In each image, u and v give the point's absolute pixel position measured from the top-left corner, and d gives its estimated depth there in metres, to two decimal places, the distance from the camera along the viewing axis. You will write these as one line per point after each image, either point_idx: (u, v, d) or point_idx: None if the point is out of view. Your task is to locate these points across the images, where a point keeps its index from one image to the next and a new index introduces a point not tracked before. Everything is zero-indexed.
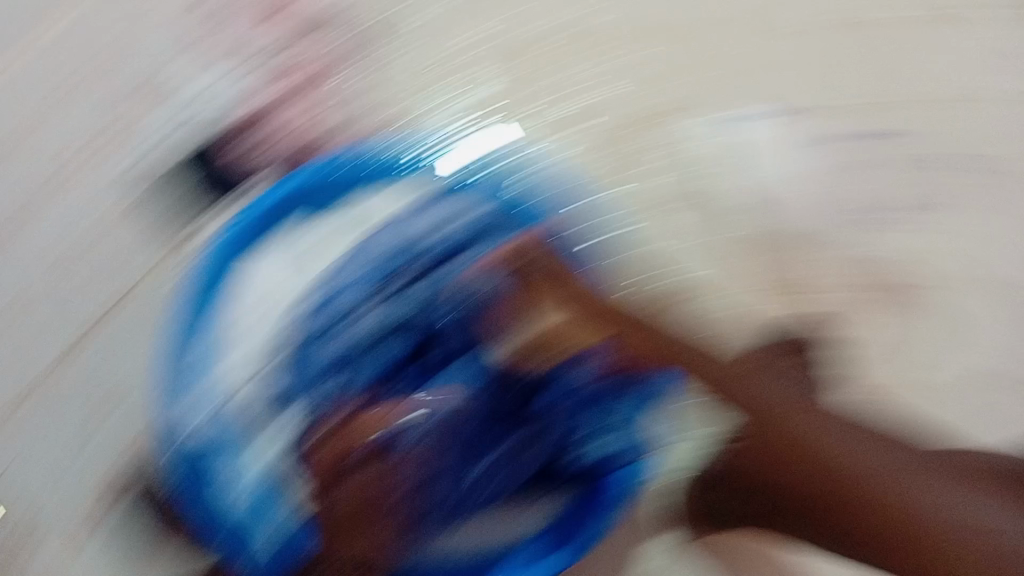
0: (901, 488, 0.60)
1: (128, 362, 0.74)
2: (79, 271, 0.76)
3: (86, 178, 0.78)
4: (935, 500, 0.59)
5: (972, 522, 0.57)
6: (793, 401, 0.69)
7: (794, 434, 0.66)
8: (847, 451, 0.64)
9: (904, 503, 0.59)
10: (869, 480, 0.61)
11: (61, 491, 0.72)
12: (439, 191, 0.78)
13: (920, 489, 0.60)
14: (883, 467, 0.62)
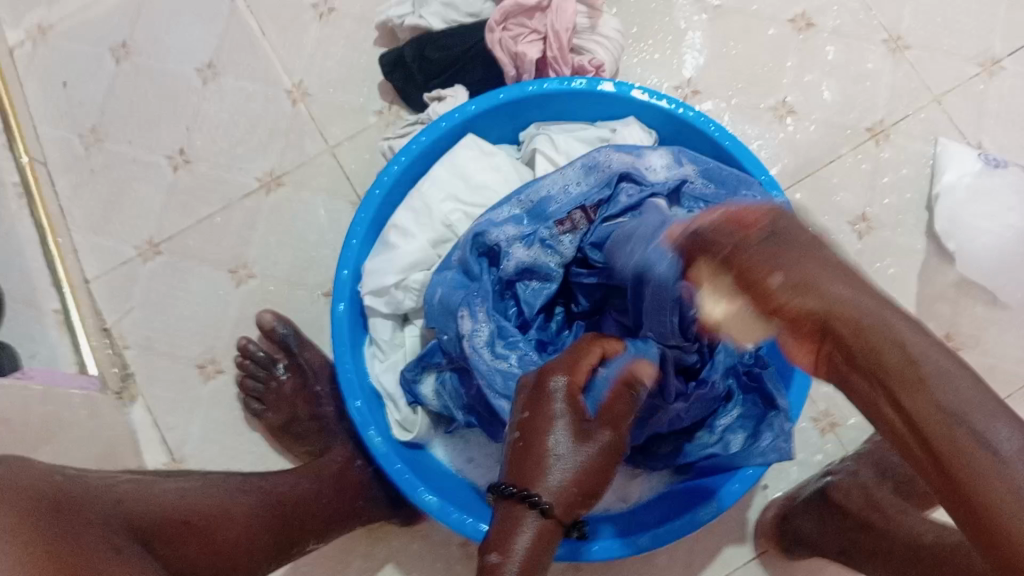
0: (931, 394, 0.39)
1: (298, 293, 0.88)
2: (248, 219, 0.89)
3: (269, 141, 0.91)
4: (979, 408, 0.38)
5: (984, 448, 0.37)
6: (861, 307, 0.43)
7: (857, 346, 0.42)
8: (925, 352, 0.40)
9: (937, 403, 0.39)
10: (907, 382, 0.40)
11: (205, 404, 0.86)
12: (593, 158, 0.71)
13: (955, 410, 0.38)
14: (954, 393, 0.39)
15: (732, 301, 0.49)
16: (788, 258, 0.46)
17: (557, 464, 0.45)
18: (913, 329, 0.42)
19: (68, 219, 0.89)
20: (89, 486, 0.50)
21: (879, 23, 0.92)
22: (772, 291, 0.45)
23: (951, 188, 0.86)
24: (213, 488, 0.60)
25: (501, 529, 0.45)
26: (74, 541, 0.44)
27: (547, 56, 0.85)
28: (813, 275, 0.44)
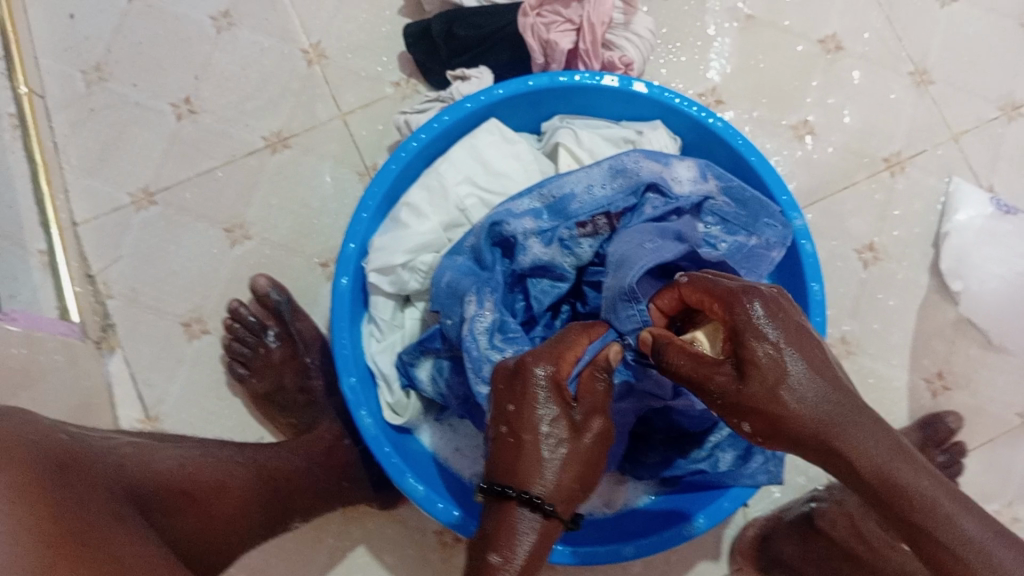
0: (907, 502, 0.42)
1: (294, 258, 0.85)
2: (249, 178, 0.86)
3: (278, 100, 0.88)
4: (948, 514, 0.42)
5: (962, 540, 0.41)
6: (826, 416, 0.44)
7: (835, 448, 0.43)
8: (894, 466, 0.43)
9: (925, 528, 0.42)
10: (902, 505, 0.42)
11: (188, 364, 0.83)
12: (615, 167, 0.70)
13: (919, 514, 0.42)
14: (919, 488, 0.42)
15: (740, 387, 0.45)
16: (769, 380, 0.44)
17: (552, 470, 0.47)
18: (872, 429, 0.44)
19: (61, 157, 0.86)
20: (100, 449, 0.53)
21: (907, 54, 0.91)
22: (739, 393, 0.45)
23: (963, 226, 0.87)
24: (212, 459, 0.62)
25: (496, 526, 0.47)
26: (87, 503, 0.46)
27: (578, 48, 0.83)
28: (782, 404, 0.44)
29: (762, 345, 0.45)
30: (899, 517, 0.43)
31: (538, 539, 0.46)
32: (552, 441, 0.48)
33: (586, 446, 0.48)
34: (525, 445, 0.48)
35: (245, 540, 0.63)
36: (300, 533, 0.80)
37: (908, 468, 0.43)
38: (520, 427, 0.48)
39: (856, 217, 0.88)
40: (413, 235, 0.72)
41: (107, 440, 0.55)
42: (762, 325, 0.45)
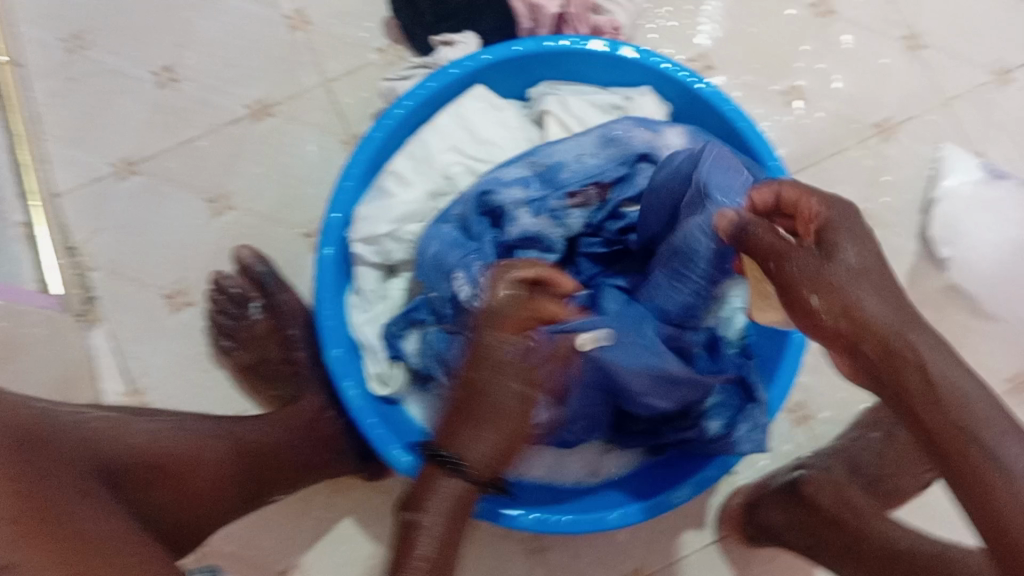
0: (956, 414, 0.41)
1: (279, 228, 0.84)
2: (232, 147, 0.85)
3: (261, 67, 0.86)
4: (995, 432, 0.41)
5: (1002, 465, 0.40)
6: (886, 321, 0.42)
7: (887, 352, 0.42)
8: (955, 377, 0.41)
9: (977, 438, 0.40)
10: (952, 416, 0.41)
11: (172, 336, 0.82)
12: (607, 137, 0.69)
13: (970, 426, 0.41)
14: (968, 408, 0.41)
15: (818, 282, 0.43)
16: (838, 271, 0.43)
17: (485, 443, 0.55)
18: (936, 344, 0.42)
19: (41, 126, 0.84)
20: (69, 423, 0.52)
21: (900, 18, 0.90)
22: (807, 277, 0.44)
23: (953, 192, 0.86)
24: (188, 432, 0.62)
25: (421, 489, 0.57)
26: (51, 477, 0.45)
27: (566, 12, 0.82)
28: (848, 294, 0.43)
29: (858, 254, 0.44)
30: (953, 440, 0.41)
31: (454, 502, 0.56)
32: (490, 414, 0.55)
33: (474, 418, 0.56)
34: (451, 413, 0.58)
35: (222, 514, 0.63)
36: (288, 506, 0.79)
37: (952, 395, 0.41)
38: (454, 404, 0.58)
39: (846, 184, 0.87)
40: (399, 204, 0.71)
41: (77, 414, 0.54)
42: (846, 237, 0.44)
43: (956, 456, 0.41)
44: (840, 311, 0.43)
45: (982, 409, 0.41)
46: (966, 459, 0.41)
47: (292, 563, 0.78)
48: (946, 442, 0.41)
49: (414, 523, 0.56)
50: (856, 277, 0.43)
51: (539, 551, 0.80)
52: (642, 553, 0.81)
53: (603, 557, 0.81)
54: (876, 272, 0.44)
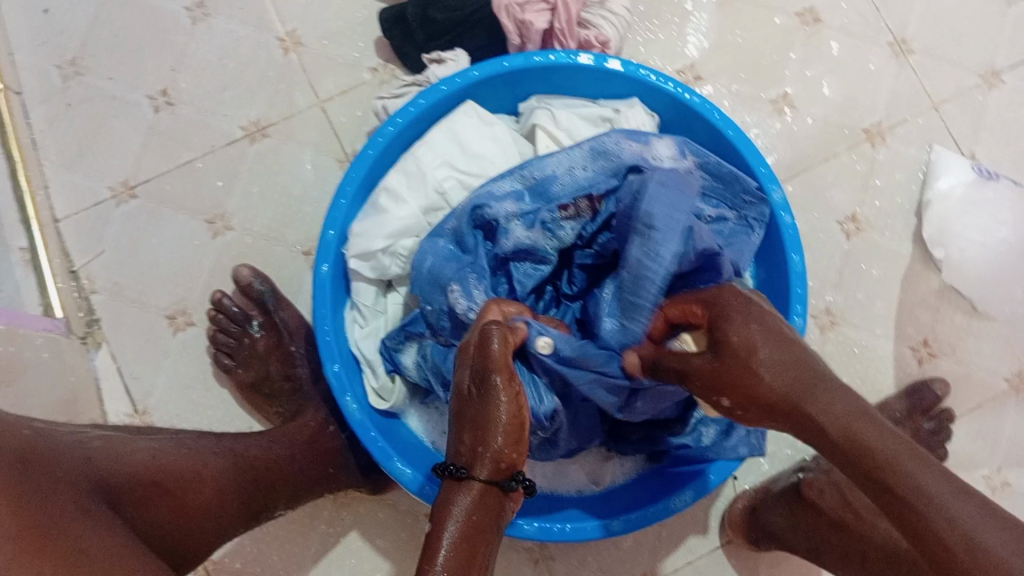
0: (867, 459, 0.42)
1: (277, 247, 0.85)
2: (228, 168, 0.86)
3: (255, 89, 0.87)
4: (909, 470, 0.41)
5: (924, 495, 0.40)
6: (785, 389, 0.45)
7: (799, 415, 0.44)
8: (870, 435, 0.43)
9: (889, 484, 0.41)
10: (867, 462, 0.42)
11: (174, 356, 0.83)
12: (596, 149, 0.70)
13: (889, 468, 0.41)
14: (882, 447, 0.42)
15: (721, 360, 0.47)
16: (740, 346, 0.46)
17: (493, 427, 0.49)
18: (837, 398, 0.44)
19: (40, 152, 0.85)
20: (68, 443, 0.53)
21: (886, 24, 0.91)
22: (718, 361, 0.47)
23: (944, 195, 0.87)
24: (187, 449, 0.62)
25: (443, 502, 0.48)
26: (49, 497, 0.46)
27: (553, 27, 0.82)
28: (751, 369, 0.46)
29: (751, 326, 0.47)
30: (878, 481, 0.42)
31: (473, 510, 0.47)
32: (487, 394, 0.49)
33: (484, 412, 0.49)
34: (459, 419, 0.50)
35: (223, 530, 0.63)
36: (291, 521, 0.80)
37: (869, 434, 0.43)
38: (459, 410, 0.51)
39: (837, 189, 0.88)
40: (394, 219, 0.72)
41: (76, 434, 0.55)
42: (737, 318, 0.48)
43: (888, 496, 0.41)
44: (746, 384, 0.46)
45: (890, 444, 0.42)
46: (902, 490, 0.41)
47: None
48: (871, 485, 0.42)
49: (432, 533, 0.46)
50: (749, 346, 0.46)
51: (543, 561, 0.80)
52: (646, 560, 0.81)
53: (606, 566, 0.81)
54: (779, 334, 0.47)
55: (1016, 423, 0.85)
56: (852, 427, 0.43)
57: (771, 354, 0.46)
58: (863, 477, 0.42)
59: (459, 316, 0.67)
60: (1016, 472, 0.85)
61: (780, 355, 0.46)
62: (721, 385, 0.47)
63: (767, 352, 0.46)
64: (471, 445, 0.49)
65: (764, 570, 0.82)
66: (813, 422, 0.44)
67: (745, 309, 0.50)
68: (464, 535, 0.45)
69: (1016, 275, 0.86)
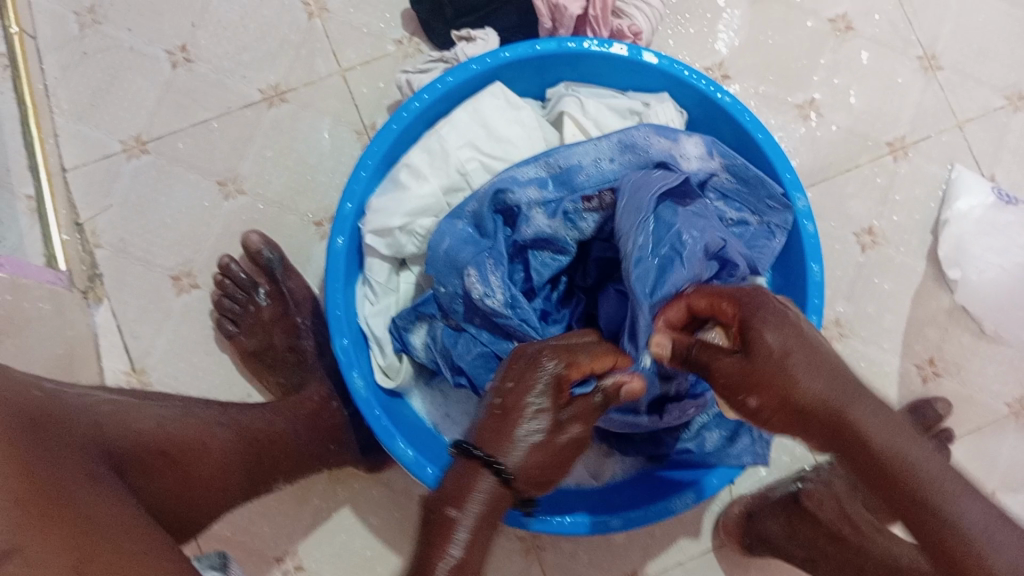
0: (910, 483, 0.44)
1: (289, 216, 0.83)
2: (244, 131, 0.84)
3: (276, 52, 0.86)
4: (948, 494, 0.44)
5: (957, 515, 0.43)
6: (830, 402, 0.46)
7: (843, 434, 0.45)
8: (919, 459, 0.44)
9: (929, 507, 0.44)
10: (909, 482, 0.44)
11: (176, 318, 0.82)
12: (623, 143, 0.69)
13: (926, 489, 0.44)
14: (922, 469, 0.44)
15: (751, 367, 0.47)
16: (777, 354, 0.47)
17: (536, 439, 0.50)
18: (877, 411, 0.46)
19: (52, 100, 0.83)
20: (77, 407, 0.52)
21: (917, 38, 0.90)
22: (749, 369, 0.48)
23: (962, 215, 0.86)
24: (192, 419, 0.61)
25: (457, 482, 0.48)
26: (59, 460, 0.45)
27: (587, 14, 0.81)
28: (792, 377, 0.46)
29: (788, 333, 0.47)
30: (910, 500, 0.44)
31: (490, 507, 0.48)
32: (534, 394, 0.51)
33: (536, 418, 0.50)
34: (505, 410, 0.51)
35: (227, 502, 0.62)
36: (284, 493, 0.79)
37: (908, 457, 0.44)
38: (511, 397, 0.51)
39: (855, 200, 0.87)
40: (413, 199, 0.71)
41: (84, 398, 0.54)
42: (768, 320, 0.48)
43: (923, 513, 0.44)
44: (779, 395, 0.47)
45: (926, 463, 0.45)
46: (939, 509, 0.43)
47: (287, 551, 0.78)
48: (907, 505, 0.44)
49: (440, 513, 0.48)
50: (787, 355, 0.47)
51: (535, 551, 0.80)
52: (636, 557, 0.81)
53: (597, 560, 0.81)
54: (815, 343, 0.48)
55: (1014, 447, 0.86)
56: (893, 449, 0.45)
57: (809, 367, 0.46)
58: (903, 493, 0.44)
59: (474, 301, 0.66)
60: (1009, 496, 0.85)
61: (817, 367, 0.47)
62: (753, 390, 0.47)
63: (803, 362, 0.46)
64: (514, 438, 0.49)
65: (753, 574, 0.83)
66: (855, 439, 0.45)
67: (781, 312, 0.49)
68: (477, 535, 0.47)
69: None
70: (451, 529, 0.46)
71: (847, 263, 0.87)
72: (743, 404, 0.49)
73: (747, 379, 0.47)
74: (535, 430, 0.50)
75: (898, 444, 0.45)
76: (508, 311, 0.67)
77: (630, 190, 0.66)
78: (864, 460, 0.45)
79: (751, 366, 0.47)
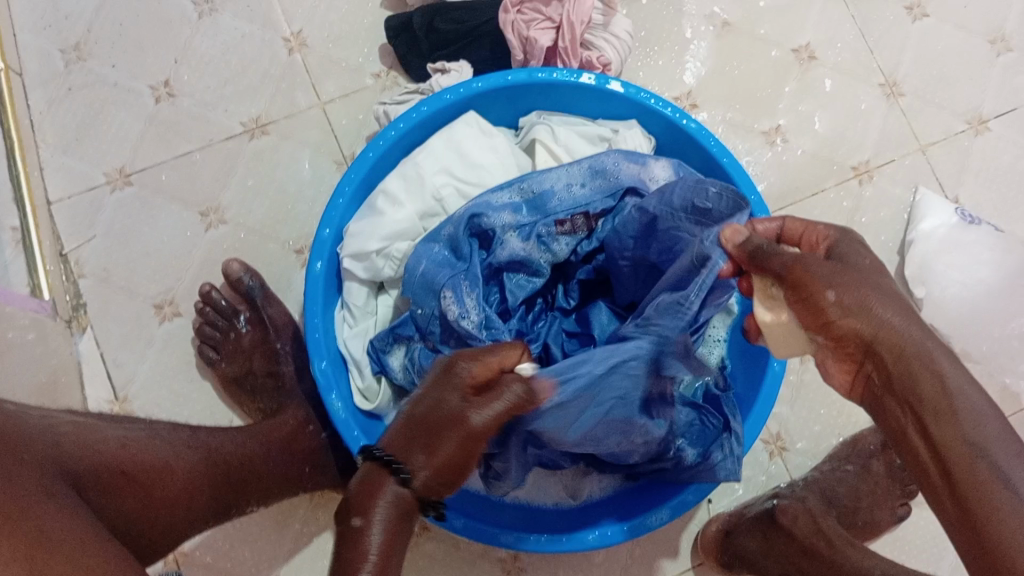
0: (968, 428, 0.44)
1: (269, 244, 0.85)
2: (226, 162, 0.86)
3: (259, 86, 0.88)
4: (995, 459, 0.43)
5: (1007, 487, 0.42)
6: (906, 334, 0.47)
7: (904, 367, 0.46)
8: (962, 388, 0.45)
9: (984, 478, 0.43)
10: (965, 435, 0.44)
11: (158, 345, 0.83)
12: (590, 170, 0.71)
13: (983, 450, 0.44)
14: (983, 428, 0.44)
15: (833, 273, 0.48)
16: (860, 276, 0.49)
17: (446, 424, 0.50)
18: (950, 361, 0.46)
19: (38, 134, 0.86)
20: (36, 429, 0.54)
21: (878, 66, 0.94)
22: (833, 276, 0.48)
23: (926, 235, 0.88)
24: (159, 440, 0.62)
25: (365, 489, 0.50)
26: (12, 478, 0.46)
27: (557, 45, 0.84)
28: (873, 291, 0.48)
29: (861, 269, 0.50)
30: (974, 456, 0.43)
31: (398, 508, 0.49)
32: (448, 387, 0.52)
33: (442, 410, 0.51)
34: (412, 416, 0.52)
35: (192, 523, 0.63)
36: (264, 518, 0.80)
37: (980, 409, 0.45)
38: (424, 400, 0.52)
39: (823, 222, 0.90)
40: (393, 227, 0.73)
41: (45, 420, 0.56)
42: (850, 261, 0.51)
43: (983, 484, 0.43)
44: (856, 294, 0.48)
45: (998, 423, 0.45)
46: (1005, 481, 0.43)
47: None
48: (965, 468, 0.43)
49: (358, 524, 0.48)
50: (869, 277, 0.49)
51: (516, 572, 0.80)
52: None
53: None
54: (888, 287, 0.50)
55: None
56: (957, 385, 0.45)
57: (884, 295, 0.48)
58: (963, 446, 0.44)
59: (451, 323, 0.68)
60: None
61: (892, 301, 0.48)
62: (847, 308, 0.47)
63: (880, 287, 0.49)
64: (416, 442, 0.50)
65: None
66: (931, 373, 0.46)
67: (870, 264, 0.51)
68: (387, 536, 0.48)
69: (996, 319, 0.87)
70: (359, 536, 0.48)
71: None
72: (816, 298, 0.48)
73: (835, 274, 0.49)
74: (445, 419, 0.50)
75: (960, 386, 0.45)
76: (483, 332, 0.68)
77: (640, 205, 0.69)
78: (925, 385, 0.45)
79: (836, 269, 0.49)
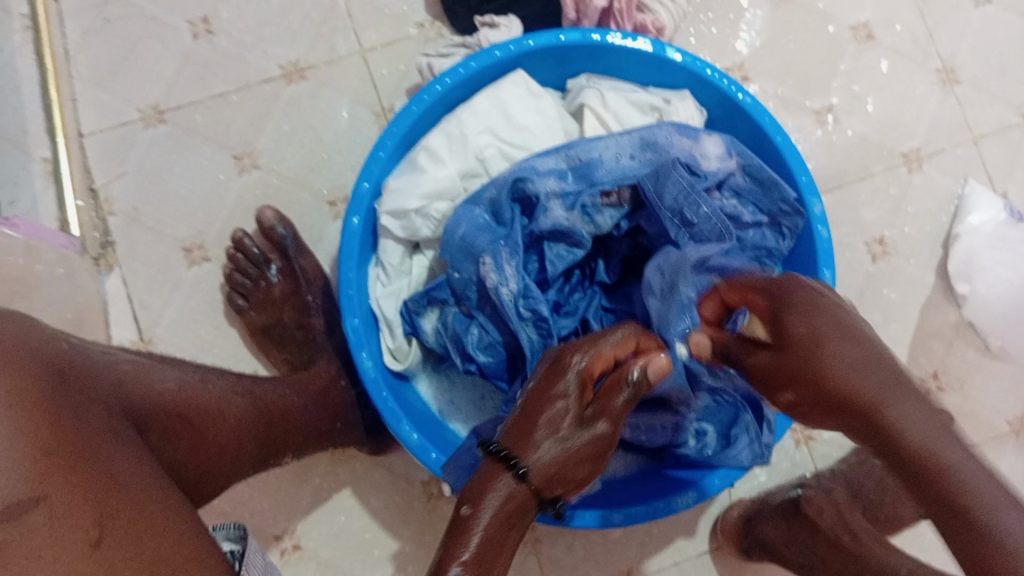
0: (906, 442, 0.42)
1: (303, 194, 0.83)
2: (262, 106, 0.84)
3: (299, 29, 0.85)
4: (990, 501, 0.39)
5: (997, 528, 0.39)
6: (821, 332, 0.46)
7: (816, 391, 0.46)
8: (928, 432, 0.42)
9: (963, 509, 0.40)
10: (918, 457, 0.41)
11: (185, 289, 0.82)
12: (640, 142, 0.69)
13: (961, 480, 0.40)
14: (929, 440, 0.42)
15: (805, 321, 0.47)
16: (812, 326, 0.47)
17: (556, 427, 0.50)
18: (918, 404, 0.43)
19: (72, 65, 0.84)
20: (100, 363, 0.52)
21: (937, 50, 0.91)
22: (801, 330, 0.47)
23: (974, 229, 0.87)
24: (210, 385, 0.61)
25: (480, 482, 0.48)
26: (84, 415, 0.45)
27: (612, 7, 0.81)
28: (822, 309, 0.48)
29: (812, 319, 0.47)
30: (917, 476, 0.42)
31: (514, 508, 0.47)
32: (552, 392, 0.51)
33: (562, 412, 0.50)
34: (521, 417, 0.51)
35: (238, 470, 0.62)
36: (285, 471, 0.79)
37: (885, 417, 0.43)
38: (533, 395, 0.52)
39: (867, 208, 0.88)
40: (434, 188, 0.71)
41: (106, 356, 0.54)
42: (806, 308, 0.48)
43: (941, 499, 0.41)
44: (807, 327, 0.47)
45: (920, 429, 0.42)
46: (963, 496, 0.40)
47: (286, 529, 0.78)
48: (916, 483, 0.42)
49: (462, 515, 0.47)
50: (825, 315, 0.47)
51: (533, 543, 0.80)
52: (633, 553, 0.81)
53: (593, 554, 0.81)
54: (838, 311, 0.48)
55: (1012, 465, 0.85)
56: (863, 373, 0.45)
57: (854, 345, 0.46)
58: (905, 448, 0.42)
59: (488, 290, 0.66)
60: None
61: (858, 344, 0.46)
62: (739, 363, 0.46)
63: (835, 325, 0.47)
64: (523, 436, 0.49)
65: None
66: (835, 377, 0.45)
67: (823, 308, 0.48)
68: (492, 538, 0.46)
69: None
70: (467, 528, 0.46)
71: (858, 268, 0.87)
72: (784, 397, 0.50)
73: (843, 326, 0.47)
74: (560, 417, 0.50)
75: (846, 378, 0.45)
76: (520, 301, 0.67)
77: (651, 179, 0.69)
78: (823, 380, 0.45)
79: (813, 322, 0.47)
